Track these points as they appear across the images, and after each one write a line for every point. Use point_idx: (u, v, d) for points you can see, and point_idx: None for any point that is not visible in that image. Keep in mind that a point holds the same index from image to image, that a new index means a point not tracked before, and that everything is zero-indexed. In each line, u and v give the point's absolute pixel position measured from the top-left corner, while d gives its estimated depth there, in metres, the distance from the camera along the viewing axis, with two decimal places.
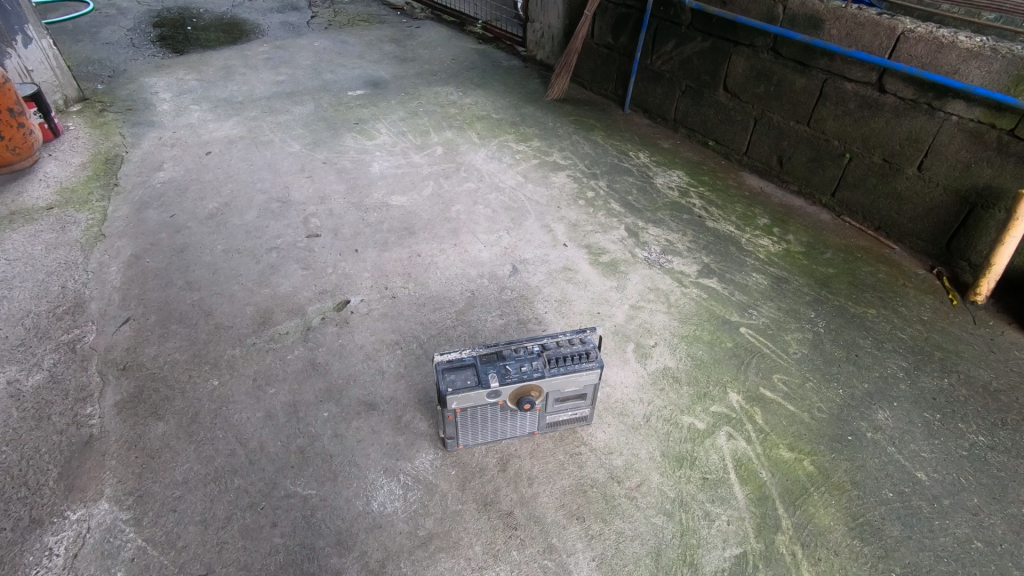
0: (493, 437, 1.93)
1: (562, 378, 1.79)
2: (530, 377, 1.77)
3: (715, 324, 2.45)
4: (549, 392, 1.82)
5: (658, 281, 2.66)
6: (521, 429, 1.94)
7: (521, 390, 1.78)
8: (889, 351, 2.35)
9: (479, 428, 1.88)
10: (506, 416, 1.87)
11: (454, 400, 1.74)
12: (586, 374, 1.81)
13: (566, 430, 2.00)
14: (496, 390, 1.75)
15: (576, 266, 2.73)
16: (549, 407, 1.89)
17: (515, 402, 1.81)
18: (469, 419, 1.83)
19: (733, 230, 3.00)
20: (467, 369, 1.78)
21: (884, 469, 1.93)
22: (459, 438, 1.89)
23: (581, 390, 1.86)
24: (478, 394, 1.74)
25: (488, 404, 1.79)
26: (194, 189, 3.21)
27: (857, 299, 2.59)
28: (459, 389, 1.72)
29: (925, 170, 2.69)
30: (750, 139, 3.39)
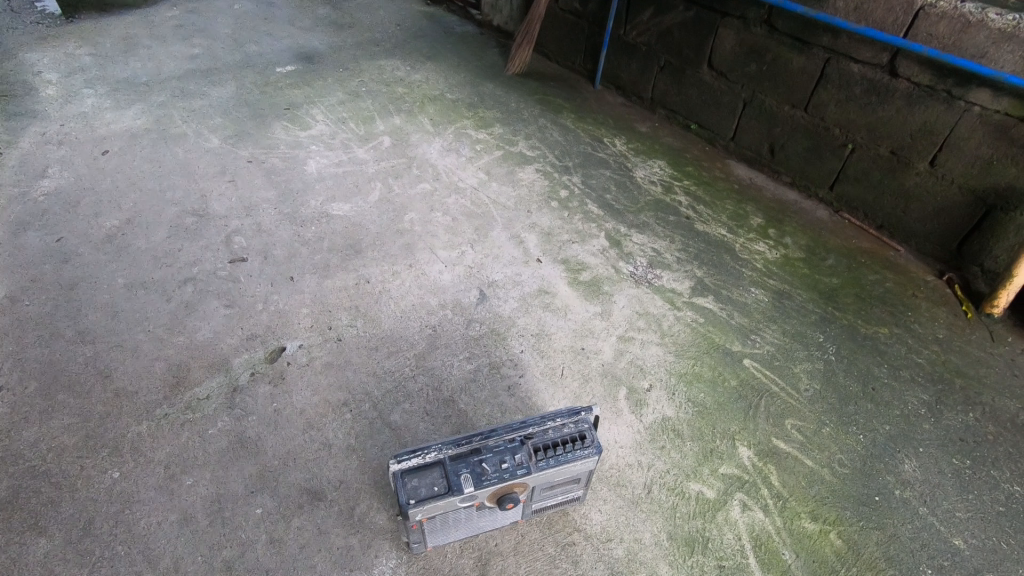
0: (468, 534, 1.58)
1: (551, 472, 1.44)
2: (514, 476, 1.41)
3: (715, 357, 2.14)
4: (536, 486, 1.47)
5: (647, 304, 2.32)
6: (503, 521, 1.60)
7: (501, 489, 1.43)
8: (907, 382, 2.10)
9: (451, 530, 1.53)
10: (485, 514, 1.52)
11: (418, 512, 1.37)
12: (581, 464, 1.46)
13: (556, 514, 1.68)
14: (469, 494, 1.39)
15: (553, 288, 2.36)
16: (536, 497, 1.54)
17: (495, 500, 1.46)
18: (438, 526, 1.47)
19: (725, 234, 2.67)
20: (433, 470, 1.41)
21: (918, 538, 1.69)
22: (427, 541, 1.53)
23: (575, 477, 1.52)
24: (449, 502, 1.38)
25: (462, 509, 1.43)
26: (87, 201, 2.63)
27: (866, 317, 2.32)
28: (425, 501, 1.35)
29: (938, 166, 2.40)
30: (738, 124, 3.03)
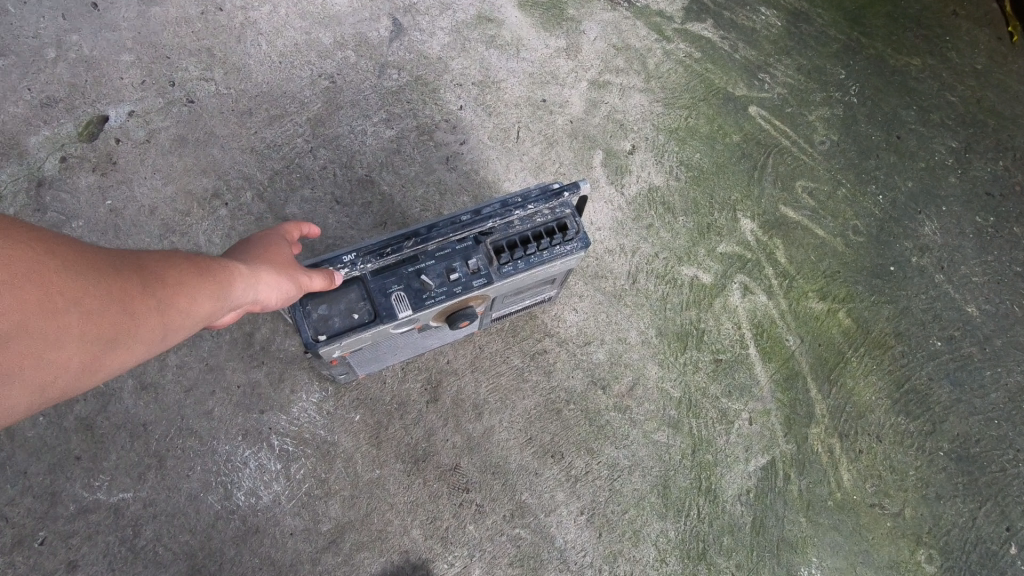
0: (409, 356, 1.20)
1: (518, 278, 1.02)
2: (468, 290, 0.98)
3: (714, 105, 1.64)
4: (496, 297, 1.07)
5: (627, 34, 1.70)
6: (454, 337, 1.23)
7: (449, 308, 1.01)
8: (936, 128, 1.71)
9: (386, 358, 1.15)
10: (428, 337, 1.13)
11: (333, 351, 0.95)
12: (560, 264, 1.04)
13: (520, 319, 1.32)
14: (404, 320, 0.97)
15: (499, 13, 1.65)
16: (496, 308, 1.15)
17: (441, 319, 1.06)
18: (366, 356, 1.08)
19: None
20: (347, 291, 0.95)
21: (931, 309, 1.47)
22: (355, 372, 1.15)
23: (548, 280, 1.12)
24: (376, 334, 0.97)
25: (396, 336, 1.03)
26: None
27: (898, 43, 1.81)
28: (342, 337, 0.93)
29: None
30: None
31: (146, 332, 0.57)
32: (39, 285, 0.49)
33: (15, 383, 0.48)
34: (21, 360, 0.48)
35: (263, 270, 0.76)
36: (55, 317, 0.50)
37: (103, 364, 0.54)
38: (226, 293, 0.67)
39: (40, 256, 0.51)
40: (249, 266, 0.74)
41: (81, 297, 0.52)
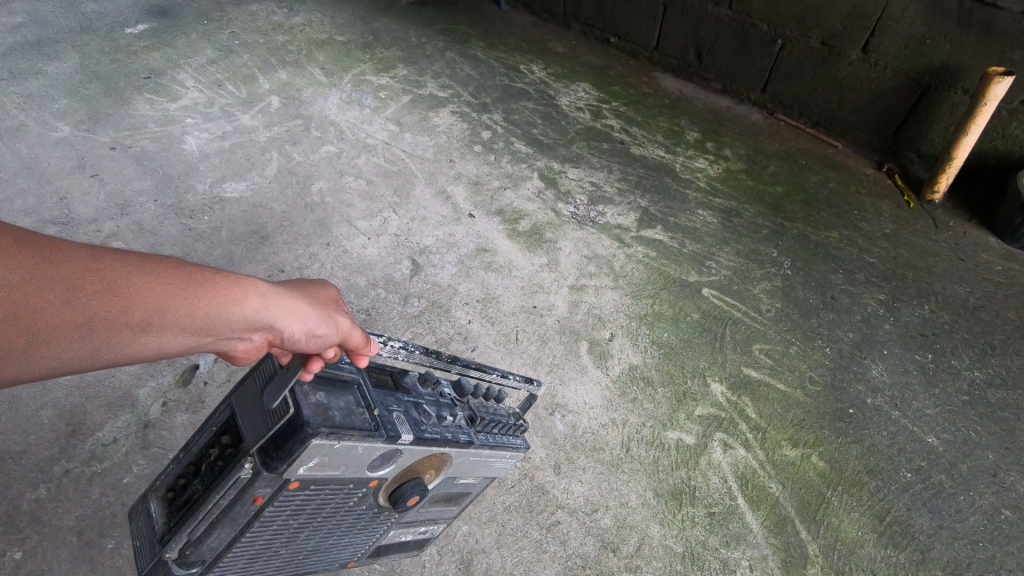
0: (271, 554, 1.00)
1: (475, 462, 1.11)
2: (460, 443, 1.03)
3: (673, 292, 2.02)
4: (448, 482, 1.12)
5: (594, 246, 2.15)
6: (335, 549, 1.10)
7: (424, 466, 1.03)
8: (863, 285, 2.06)
9: (265, 544, 0.97)
10: (339, 519, 1.03)
11: (317, 459, 0.84)
12: (504, 462, 1.16)
13: (398, 552, 1.33)
14: (396, 449, 0.94)
15: (493, 245, 2.14)
16: (414, 520, 1.20)
17: (398, 484, 1.03)
18: (271, 518, 0.91)
19: (663, 155, 2.50)
20: (347, 393, 0.92)
21: (894, 444, 1.68)
22: (215, 547, 0.90)
23: (476, 484, 1.20)
24: (372, 454, 0.91)
25: (357, 483, 0.95)
26: None
27: (815, 222, 2.25)
28: (344, 439, 0.85)
29: (871, 52, 2.30)
30: (661, 32, 2.83)
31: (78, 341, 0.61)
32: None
33: None
34: None
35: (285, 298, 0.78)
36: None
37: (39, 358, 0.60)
38: (200, 313, 0.69)
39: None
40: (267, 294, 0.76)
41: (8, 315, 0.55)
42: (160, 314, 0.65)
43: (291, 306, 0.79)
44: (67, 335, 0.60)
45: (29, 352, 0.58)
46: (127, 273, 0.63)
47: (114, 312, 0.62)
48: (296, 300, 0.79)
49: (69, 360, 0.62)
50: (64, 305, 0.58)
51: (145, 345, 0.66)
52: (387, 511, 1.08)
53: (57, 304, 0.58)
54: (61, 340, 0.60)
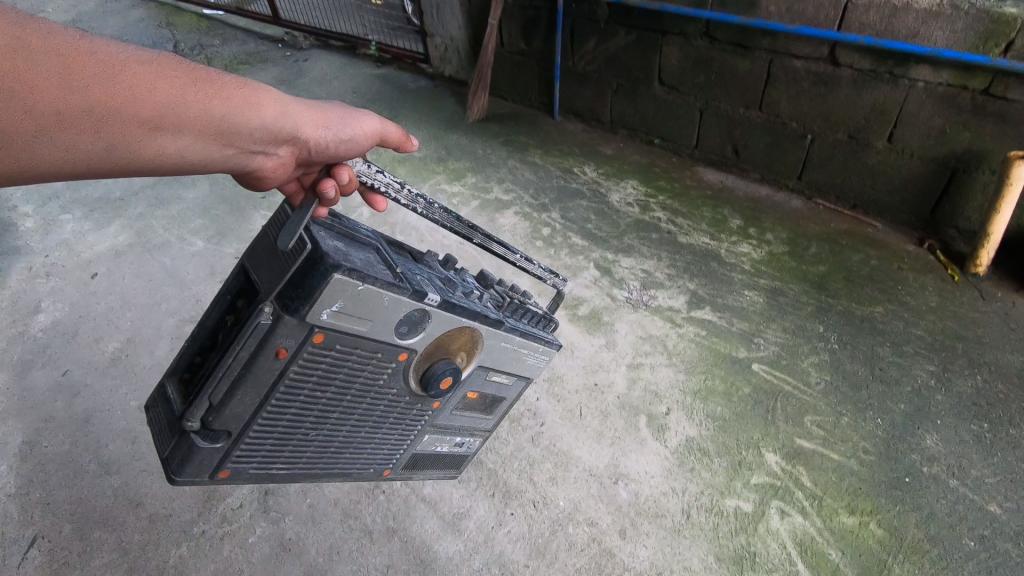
0: (316, 420, 1.26)
1: (508, 354, 1.47)
2: (488, 320, 1.34)
3: (725, 368, 2.19)
4: (474, 371, 1.44)
5: (649, 327, 2.37)
6: (351, 425, 1.33)
7: (453, 343, 1.33)
8: (912, 356, 2.15)
9: (294, 416, 1.22)
10: (359, 396, 1.28)
11: (341, 300, 1.07)
12: (537, 359, 1.55)
13: (432, 470, 1.70)
14: (416, 305, 1.18)
15: (556, 329, 2.39)
16: (448, 425, 1.56)
17: (424, 362, 1.33)
18: (294, 374, 1.14)
19: (708, 242, 2.74)
20: (372, 253, 1.19)
21: (954, 512, 1.73)
22: (248, 397, 1.13)
23: (507, 384, 1.57)
24: (390, 307, 1.14)
25: (380, 341, 1.19)
26: (85, 328, 2.61)
27: (859, 298, 2.39)
28: (363, 280, 1.07)
29: (896, 142, 2.51)
30: (699, 132, 3.14)
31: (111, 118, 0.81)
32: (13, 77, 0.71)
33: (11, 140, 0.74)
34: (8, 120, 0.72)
35: (266, 97, 1.01)
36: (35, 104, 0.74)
37: (89, 139, 0.81)
38: (200, 98, 0.90)
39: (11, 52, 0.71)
40: (248, 91, 0.98)
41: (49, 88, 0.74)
42: (147, 97, 0.84)
43: (270, 100, 1.01)
44: (80, 120, 0.78)
45: (51, 133, 0.77)
46: (116, 63, 0.81)
47: (113, 100, 0.80)
48: (280, 104, 1.02)
49: (82, 141, 0.80)
50: (64, 82, 0.76)
51: (153, 139, 0.87)
52: (420, 396, 1.38)
53: (58, 83, 0.75)
54: (77, 126, 0.78)
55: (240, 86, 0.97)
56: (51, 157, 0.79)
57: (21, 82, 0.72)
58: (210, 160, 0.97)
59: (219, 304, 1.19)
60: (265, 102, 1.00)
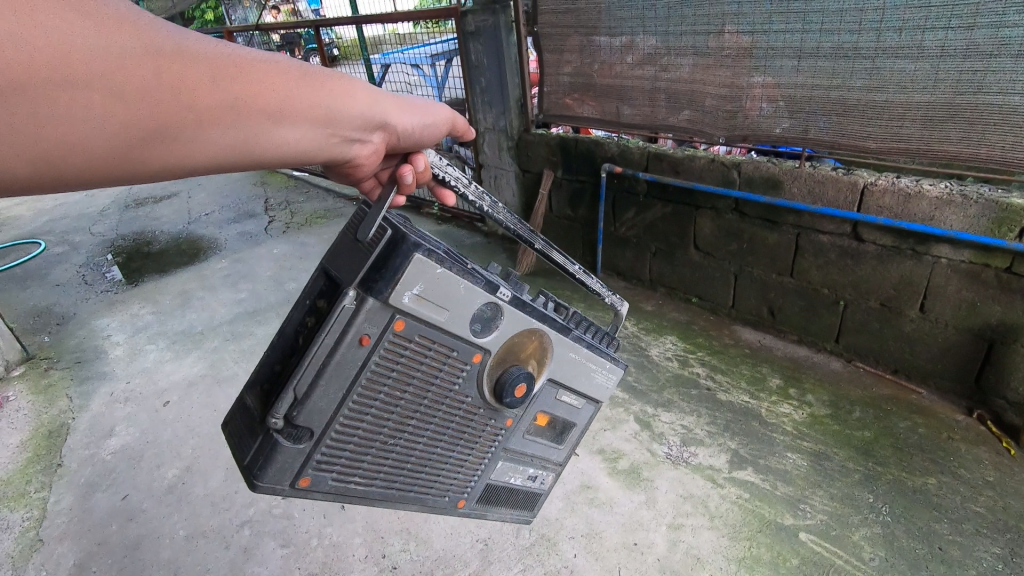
0: (393, 425, 1.21)
1: (579, 367, 1.45)
2: (556, 325, 1.33)
3: (770, 535, 2.12)
4: (547, 384, 1.41)
5: (689, 485, 2.35)
6: (427, 434, 1.28)
7: (526, 351, 1.31)
8: (973, 536, 2.04)
9: (377, 417, 1.18)
10: (438, 400, 1.24)
11: (421, 282, 1.04)
12: (605, 376, 1.53)
13: (506, 507, 1.64)
14: (491, 298, 1.17)
15: (595, 481, 2.41)
16: (520, 451, 1.53)
17: (500, 370, 1.29)
18: (377, 364, 1.10)
19: (748, 401, 2.78)
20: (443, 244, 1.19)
21: None
22: (332, 394, 1.09)
23: (577, 406, 1.54)
24: (466, 294, 1.12)
25: (454, 335, 1.16)
26: (150, 453, 2.78)
27: (910, 468, 2.33)
28: (441, 262, 1.06)
29: (928, 312, 2.60)
30: (735, 294, 3.32)
31: (251, 116, 0.76)
32: (159, 79, 0.65)
33: (160, 141, 0.68)
34: (156, 121, 0.66)
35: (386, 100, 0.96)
36: (184, 105, 0.68)
37: (230, 141, 0.75)
38: (329, 101, 0.85)
39: (155, 51, 0.65)
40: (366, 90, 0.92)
41: (197, 90, 0.69)
42: (278, 97, 0.78)
43: (389, 104, 0.96)
44: (218, 116, 0.72)
45: (194, 130, 0.70)
46: (241, 59, 0.74)
47: (246, 96, 0.74)
48: (380, 92, 0.94)
49: (222, 142, 0.74)
50: (208, 80, 0.70)
51: (276, 133, 0.80)
52: (494, 403, 1.33)
53: (206, 80, 0.70)
54: (213, 124, 0.72)
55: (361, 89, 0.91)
56: (178, 159, 0.72)
57: (163, 81, 0.66)
58: (322, 155, 0.89)
59: (299, 306, 1.17)
60: (386, 104, 0.95)
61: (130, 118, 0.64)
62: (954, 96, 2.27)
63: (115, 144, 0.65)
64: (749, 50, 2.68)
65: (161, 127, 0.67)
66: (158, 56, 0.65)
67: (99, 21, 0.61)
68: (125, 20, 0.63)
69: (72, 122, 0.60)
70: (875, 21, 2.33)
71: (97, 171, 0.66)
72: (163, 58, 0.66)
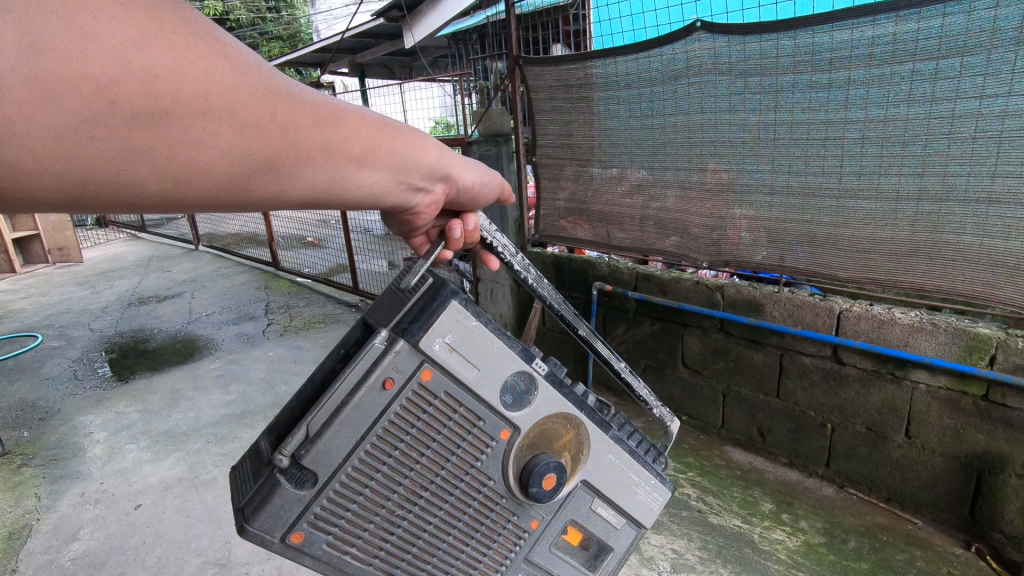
0: (408, 493, 1.23)
1: (616, 475, 1.47)
2: (594, 417, 1.39)
3: None
4: (579, 484, 1.43)
5: None
6: (439, 509, 1.28)
7: (556, 436, 1.36)
8: None
9: (390, 477, 1.20)
10: (455, 472, 1.27)
11: (454, 331, 1.16)
12: (646, 493, 1.54)
13: None
14: (524, 369, 1.27)
15: None
16: (542, 564, 1.49)
17: (526, 452, 1.33)
18: (395, 414, 1.16)
19: (741, 525, 2.70)
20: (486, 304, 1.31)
21: None
22: (346, 441, 1.12)
23: (612, 523, 1.53)
24: (499, 357, 1.23)
25: (483, 400, 1.24)
26: (113, 560, 2.64)
27: None
28: (476, 317, 1.19)
29: (914, 437, 2.62)
30: (724, 413, 3.34)
31: (344, 159, 0.78)
32: (275, 117, 0.67)
33: (264, 174, 0.69)
34: (265, 156, 0.68)
35: (451, 157, 1.01)
36: (290, 143, 0.70)
37: (321, 179, 0.77)
38: (408, 155, 0.89)
39: (274, 93, 0.68)
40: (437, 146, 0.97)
41: (302, 131, 0.71)
42: (368, 144, 0.81)
43: (453, 160, 1.01)
44: (317, 156, 0.74)
45: (293, 167, 0.72)
46: (342, 107, 0.77)
47: (343, 140, 0.77)
48: (447, 147, 0.99)
49: (314, 180, 0.76)
50: (313, 122, 0.72)
51: (359, 175, 0.82)
52: (522, 489, 1.34)
53: (311, 122, 0.72)
54: (312, 162, 0.74)
55: (433, 145, 0.96)
56: (272, 190, 0.73)
57: (277, 120, 0.68)
58: (390, 200, 0.92)
59: (332, 354, 1.25)
60: (451, 161, 1.00)
61: (244, 151, 0.66)
62: (914, 233, 2.47)
63: (227, 174, 0.66)
64: (727, 185, 2.95)
65: (269, 159, 0.69)
66: (275, 98, 0.68)
67: (232, 61, 0.63)
68: (250, 62, 0.66)
69: (198, 150, 0.61)
70: (837, 166, 2.60)
71: (200, 198, 0.66)
72: (279, 100, 0.68)
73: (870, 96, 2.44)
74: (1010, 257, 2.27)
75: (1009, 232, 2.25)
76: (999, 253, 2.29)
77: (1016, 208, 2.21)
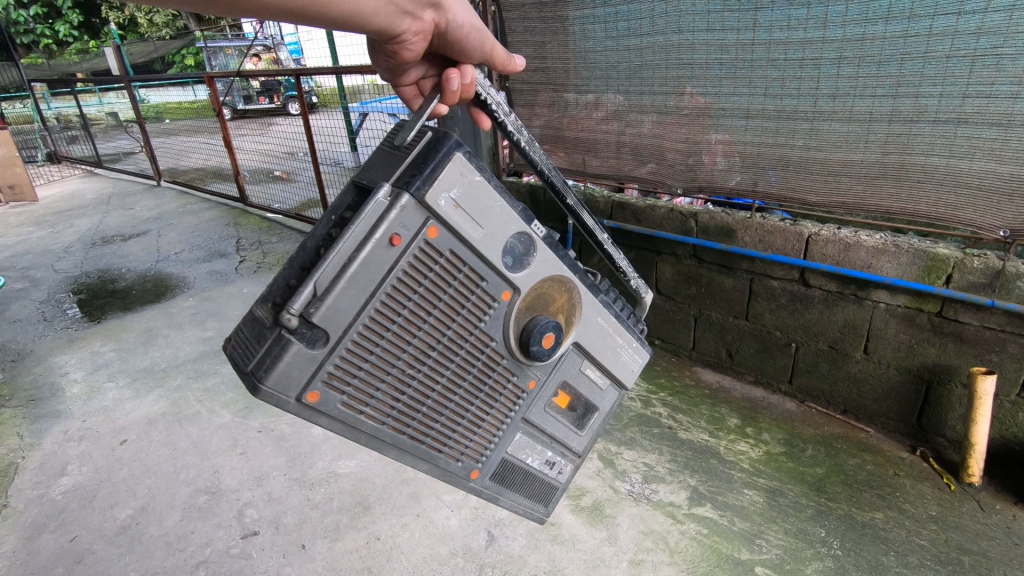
0: (418, 352, 1.29)
1: (604, 337, 1.64)
2: (584, 283, 1.51)
3: (727, 569, 2.17)
4: (573, 346, 1.58)
5: (650, 521, 2.39)
6: (445, 367, 1.35)
7: (553, 300, 1.46)
8: (918, 567, 2.15)
9: (399, 337, 1.24)
10: (461, 331, 1.34)
11: (458, 186, 1.19)
12: (629, 355, 1.75)
13: (521, 495, 1.69)
14: (523, 229, 1.33)
15: (558, 518, 2.43)
16: (539, 424, 1.64)
17: (525, 314, 1.42)
18: (402, 273, 1.18)
19: (708, 439, 2.87)
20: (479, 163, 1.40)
21: None
22: (354, 301, 1.13)
23: (599, 384, 1.72)
24: (500, 216, 1.28)
25: (486, 261, 1.29)
26: (103, 492, 2.70)
27: (859, 503, 2.43)
28: (478, 172, 1.22)
29: (871, 353, 2.77)
30: (695, 336, 3.46)
31: None
32: None
33: None
34: None
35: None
36: None
37: None
38: None
39: None
40: None
41: None
42: None
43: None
44: None
45: None
46: None
47: None
48: None
49: None
50: None
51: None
52: (524, 347, 1.44)
53: None
54: None
55: None
56: None
57: None
58: (381, 22, 1.07)
59: (326, 220, 1.25)
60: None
61: None
62: (884, 155, 2.50)
63: None
64: (705, 109, 2.91)
65: None
66: None
67: None
68: None
69: None
70: (813, 87, 2.58)
71: None
72: None
73: (849, 14, 2.39)
74: (973, 178, 2.33)
75: (975, 153, 2.29)
76: (963, 173, 2.34)
77: (983, 129, 2.25)
